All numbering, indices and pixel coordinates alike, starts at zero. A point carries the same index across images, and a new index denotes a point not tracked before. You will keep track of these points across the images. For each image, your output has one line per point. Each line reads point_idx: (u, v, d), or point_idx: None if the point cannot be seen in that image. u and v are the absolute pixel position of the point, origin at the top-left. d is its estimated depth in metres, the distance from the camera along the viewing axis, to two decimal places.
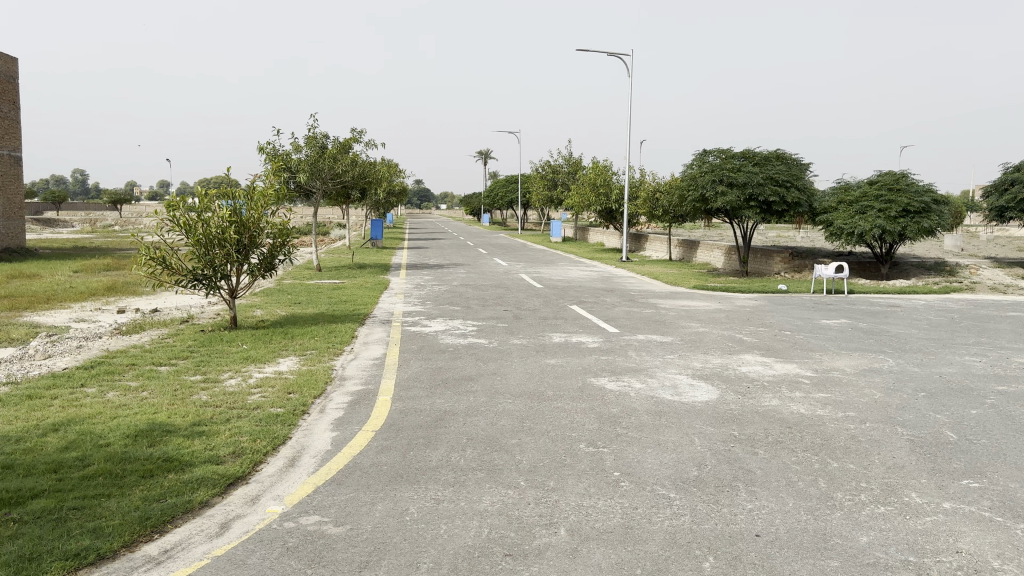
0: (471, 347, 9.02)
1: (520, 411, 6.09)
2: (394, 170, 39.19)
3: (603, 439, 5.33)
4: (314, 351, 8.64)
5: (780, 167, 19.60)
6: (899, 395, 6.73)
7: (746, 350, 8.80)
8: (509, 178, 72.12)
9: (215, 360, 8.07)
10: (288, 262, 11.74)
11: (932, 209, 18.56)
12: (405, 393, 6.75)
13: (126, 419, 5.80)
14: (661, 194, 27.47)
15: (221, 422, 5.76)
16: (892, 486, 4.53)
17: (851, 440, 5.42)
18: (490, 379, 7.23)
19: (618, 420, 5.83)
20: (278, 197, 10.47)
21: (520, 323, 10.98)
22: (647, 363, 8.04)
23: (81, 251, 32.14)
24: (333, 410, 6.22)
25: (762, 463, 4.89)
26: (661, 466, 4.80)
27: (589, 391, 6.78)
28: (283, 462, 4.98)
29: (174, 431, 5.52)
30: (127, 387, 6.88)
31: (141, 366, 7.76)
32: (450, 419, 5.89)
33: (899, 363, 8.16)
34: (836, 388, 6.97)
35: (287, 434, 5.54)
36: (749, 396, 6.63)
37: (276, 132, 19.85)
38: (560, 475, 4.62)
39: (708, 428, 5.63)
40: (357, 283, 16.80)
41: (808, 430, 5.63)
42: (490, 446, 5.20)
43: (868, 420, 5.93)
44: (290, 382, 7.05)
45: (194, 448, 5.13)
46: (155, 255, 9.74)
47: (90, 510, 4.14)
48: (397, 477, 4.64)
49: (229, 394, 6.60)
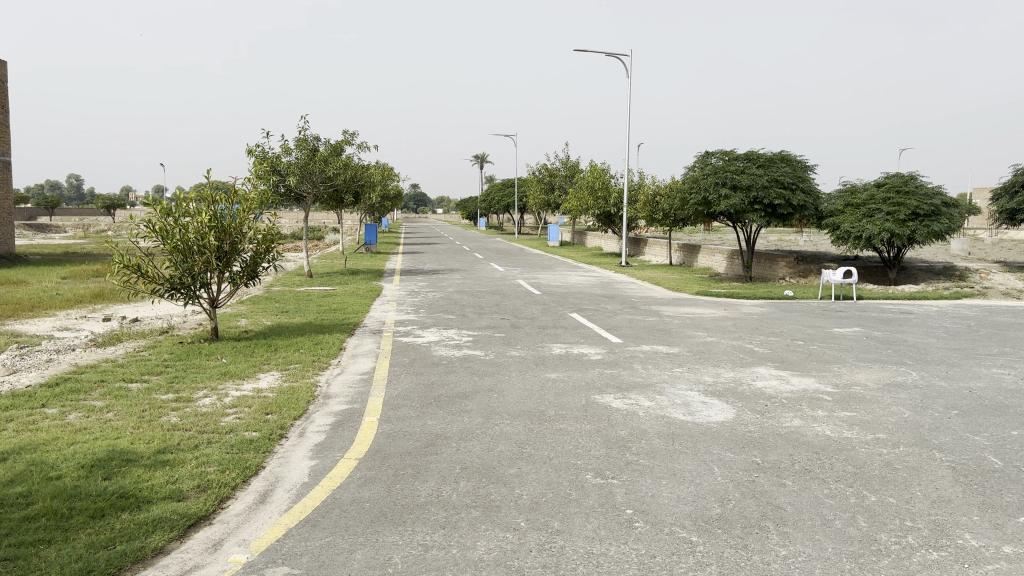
0: (465, 360, 8.46)
1: (520, 435, 5.55)
2: (387, 174, 38.62)
3: (611, 469, 4.79)
4: (298, 365, 8.07)
5: (785, 169, 19.14)
6: (930, 413, 6.21)
7: (759, 362, 8.27)
8: (506, 183, 72.16)
9: (190, 376, 7.49)
10: (275, 269, 11.14)
11: (942, 211, 18.12)
12: (394, 414, 6.18)
13: (83, 446, 5.24)
14: (661, 198, 26.98)
15: (189, 450, 5.20)
16: (942, 526, 4.00)
17: (886, 467, 4.89)
18: (486, 398, 6.66)
19: (629, 444, 5.28)
20: (264, 201, 9.89)
21: (518, 333, 10.40)
22: (655, 377, 7.49)
23: (72, 258, 31.45)
24: (313, 434, 5.65)
25: (792, 498, 4.36)
26: (679, 502, 4.25)
27: (594, 411, 6.22)
28: (254, 498, 4.43)
29: (135, 461, 4.96)
30: (91, 407, 6.31)
31: (109, 384, 7.16)
32: (441, 444, 5.34)
33: (924, 376, 7.64)
34: (860, 405, 6.45)
35: (261, 463, 4.99)
36: (769, 416, 6.09)
37: (266, 134, 19.24)
38: (565, 514, 4.07)
39: (728, 454, 5.09)
40: (348, 289, 16.23)
41: (838, 455, 5.11)
42: (486, 477, 4.65)
43: (901, 443, 5.39)
44: (268, 402, 6.47)
45: (155, 482, 4.58)
46: (130, 263, 9.14)
47: (23, 561, 3.57)
48: (381, 516, 4.08)
49: (201, 417, 6.01)
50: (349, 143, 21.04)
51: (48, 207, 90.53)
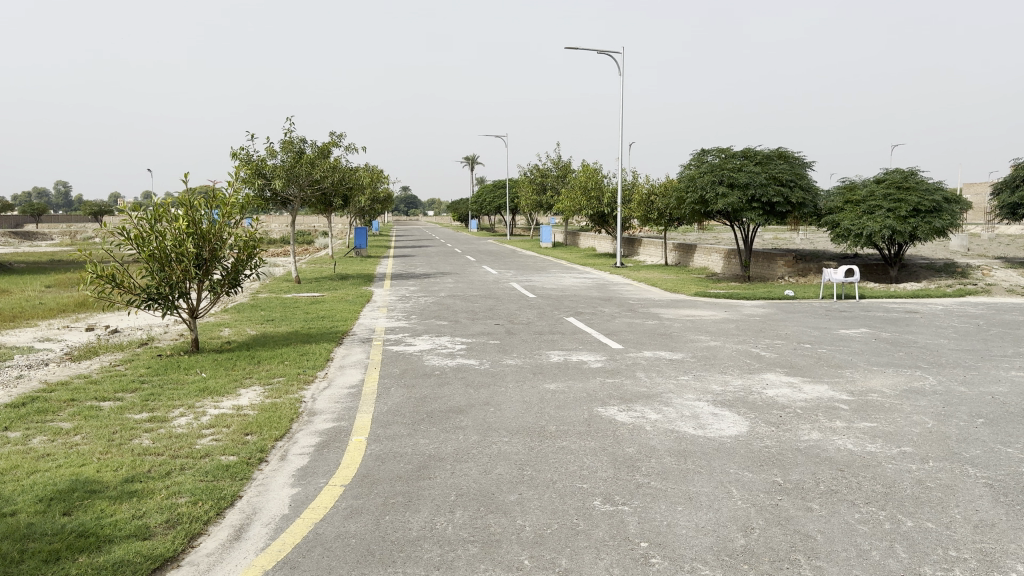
0: (459, 370, 8.02)
1: (519, 454, 5.13)
2: (377, 176, 38.10)
3: (621, 493, 4.38)
4: (282, 379, 7.61)
5: (782, 166, 18.83)
6: (956, 423, 5.85)
7: (768, 368, 7.89)
8: (497, 183, 71.62)
9: (166, 393, 7.00)
10: (258, 276, 10.69)
11: (943, 208, 17.84)
12: (384, 433, 5.74)
13: (44, 475, 4.73)
14: (655, 197, 26.63)
15: (160, 478, 4.69)
16: (990, 556, 3.62)
17: (918, 486, 4.52)
18: (483, 412, 6.25)
19: (638, 464, 4.88)
20: (245, 206, 9.48)
21: (514, 339, 10.00)
22: (660, 387, 7.09)
23: (54, 265, 30.61)
24: (295, 458, 5.20)
25: (822, 524, 3.97)
26: (698, 532, 3.85)
27: (598, 426, 5.81)
28: (228, 534, 3.98)
29: (100, 492, 4.43)
30: (58, 430, 5.81)
31: (80, 404, 6.67)
32: (435, 466, 4.92)
33: (942, 381, 7.28)
34: (880, 415, 6.07)
35: (237, 492, 4.53)
36: (785, 428, 5.70)
37: (250, 137, 18.70)
38: (573, 550, 3.66)
39: (746, 474, 4.70)
40: (338, 295, 15.72)
41: (864, 474, 4.73)
42: (484, 505, 4.24)
43: (930, 458, 5.02)
44: (248, 421, 6.01)
45: (119, 517, 4.06)
46: (104, 272, 8.63)
47: None
48: (368, 556, 3.65)
49: (176, 439, 5.52)
50: (336, 144, 20.55)
51: (35, 213, 89.19)
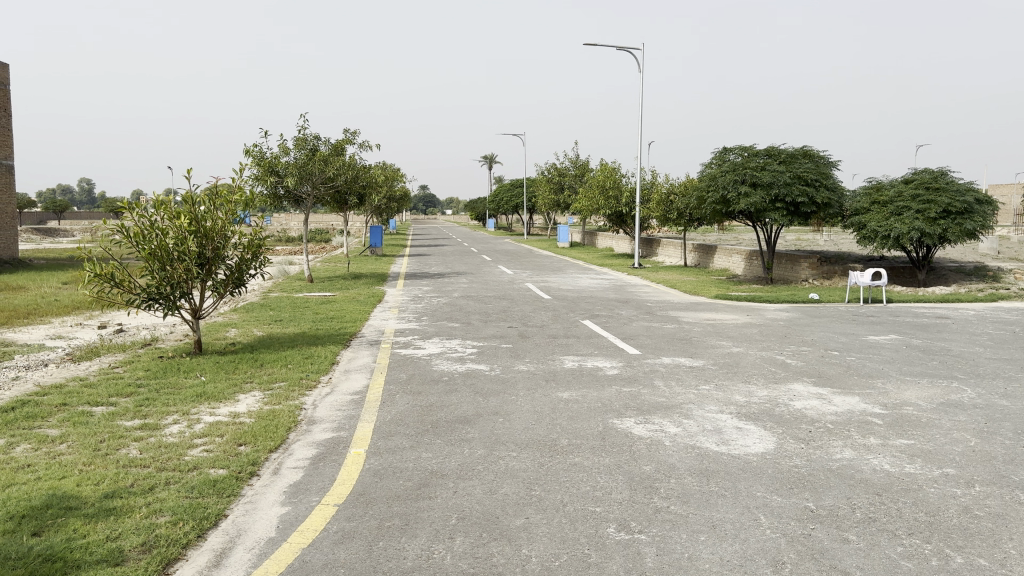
0: (469, 376, 7.66)
1: (527, 472, 4.76)
2: (392, 175, 37.80)
3: (638, 520, 4.00)
4: (283, 385, 7.30)
5: (807, 165, 18.27)
6: (1001, 441, 5.39)
7: (794, 377, 7.45)
8: (514, 183, 71.14)
9: (162, 399, 6.71)
10: (264, 276, 10.43)
11: (976, 209, 17.17)
12: (384, 445, 5.41)
13: (20, 488, 4.45)
14: (675, 197, 26.09)
15: (142, 494, 4.38)
16: None
17: (966, 515, 4.09)
18: (491, 423, 5.89)
19: (655, 485, 4.49)
20: (249, 203, 9.21)
21: (527, 343, 9.63)
22: (680, 397, 6.68)
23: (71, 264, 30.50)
24: (289, 472, 4.88)
25: (861, 560, 3.56)
26: (722, 567, 3.46)
27: (613, 440, 5.42)
28: (207, 559, 3.66)
29: (76, 509, 4.14)
30: (44, 437, 5.55)
31: (71, 409, 6.41)
32: (436, 485, 4.58)
33: (982, 394, 6.79)
34: (918, 431, 5.62)
35: (223, 510, 4.21)
36: (814, 445, 5.28)
37: (263, 134, 18.45)
38: None
39: (775, 498, 4.30)
40: (349, 295, 15.42)
41: (905, 499, 4.30)
42: (487, 530, 3.89)
43: (976, 483, 4.57)
44: (243, 430, 5.70)
45: (92, 539, 3.75)
46: (103, 271, 8.38)
47: None
48: None
49: (165, 449, 5.23)
50: (350, 142, 20.26)
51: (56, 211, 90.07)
